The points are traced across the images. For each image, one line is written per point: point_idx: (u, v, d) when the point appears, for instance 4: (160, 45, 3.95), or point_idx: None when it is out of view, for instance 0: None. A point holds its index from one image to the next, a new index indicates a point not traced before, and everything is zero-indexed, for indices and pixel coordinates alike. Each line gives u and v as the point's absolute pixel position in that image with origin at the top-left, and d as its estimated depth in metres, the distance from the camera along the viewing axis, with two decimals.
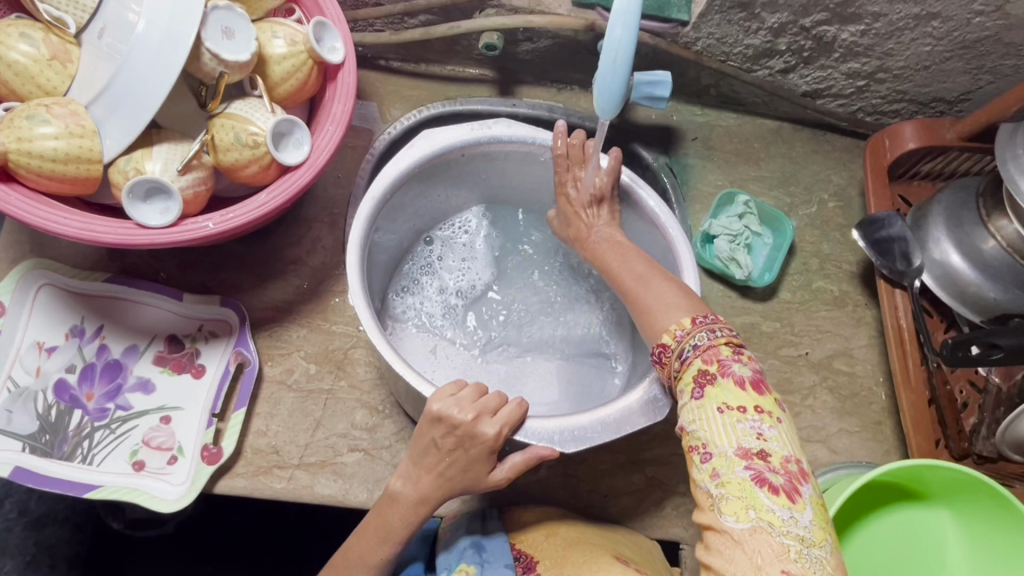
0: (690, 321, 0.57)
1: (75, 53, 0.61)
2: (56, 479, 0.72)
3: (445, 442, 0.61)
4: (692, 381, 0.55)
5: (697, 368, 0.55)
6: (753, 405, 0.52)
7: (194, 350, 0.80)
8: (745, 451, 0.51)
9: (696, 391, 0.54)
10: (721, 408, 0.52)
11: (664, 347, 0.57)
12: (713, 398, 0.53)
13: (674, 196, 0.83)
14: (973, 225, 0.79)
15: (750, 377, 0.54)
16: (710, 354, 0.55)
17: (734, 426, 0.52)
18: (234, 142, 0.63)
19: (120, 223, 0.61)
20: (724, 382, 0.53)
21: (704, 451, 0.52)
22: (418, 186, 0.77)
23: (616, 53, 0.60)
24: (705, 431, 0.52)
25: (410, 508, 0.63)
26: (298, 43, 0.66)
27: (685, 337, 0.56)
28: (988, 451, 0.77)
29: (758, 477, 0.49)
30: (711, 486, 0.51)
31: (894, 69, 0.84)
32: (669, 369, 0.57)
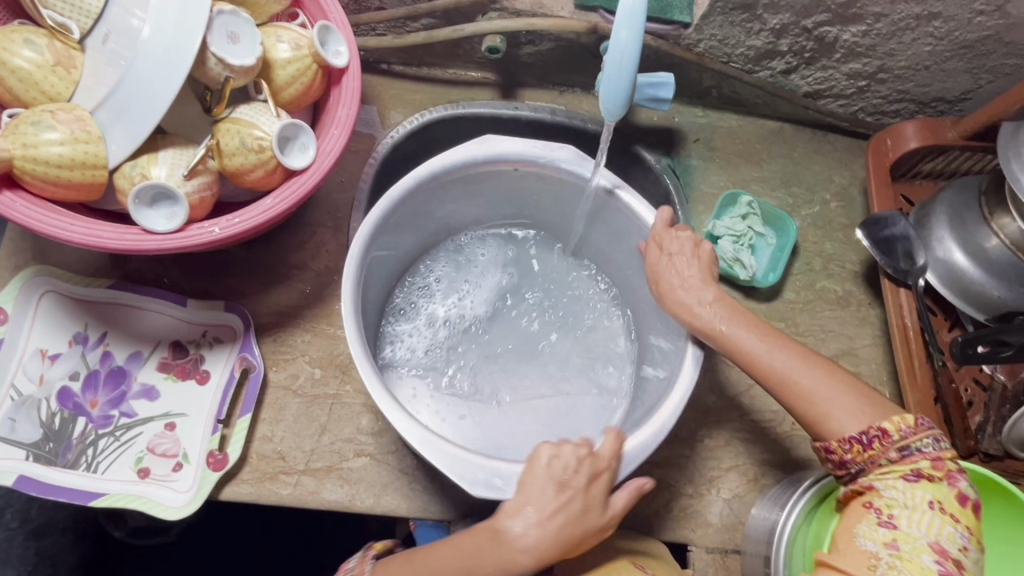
0: (916, 420, 0.61)
1: (79, 59, 0.61)
2: (61, 487, 0.72)
3: (567, 475, 0.60)
4: (908, 470, 0.60)
5: (921, 466, 0.60)
6: (963, 520, 0.58)
7: (198, 355, 0.79)
8: (941, 548, 0.56)
9: (912, 477, 0.60)
10: (934, 504, 0.58)
11: (885, 433, 0.60)
12: (930, 490, 0.59)
13: (679, 199, 0.83)
14: (976, 223, 0.80)
15: (972, 496, 0.59)
16: (940, 463, 0.60)
17: (941, 525, 0.57)
18: (239, 147, 0.62)
19: (126, 229, 0.61)
20: (946, 486, 0.59)
21: (888, 519, 0.59)
22: (418, 207, 0.77)
23: (623, 56, 0.61)
24: (903, 506, 0.59)
25: (512, 552, 0.58)
26: (302, 47, 0.65)
27: (911, 435, 0.60)
28: (995, 448, 0.78)
29: (944, 574, 0.55)
30: (881, 549, 0.57)
31: (895, 69, 0.84)
32: (876, 455, 0.61)
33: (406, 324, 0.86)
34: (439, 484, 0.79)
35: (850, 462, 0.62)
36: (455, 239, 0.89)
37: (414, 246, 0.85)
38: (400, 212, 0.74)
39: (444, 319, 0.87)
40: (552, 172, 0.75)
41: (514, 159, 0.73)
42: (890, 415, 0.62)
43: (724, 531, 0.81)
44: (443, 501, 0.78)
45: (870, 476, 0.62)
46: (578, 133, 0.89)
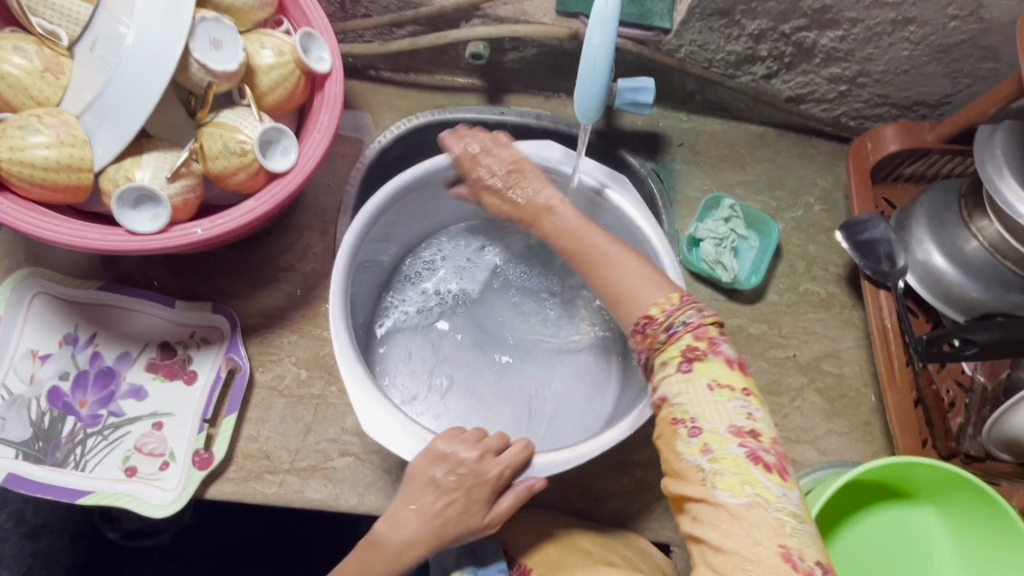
0: (680, 295, 0.57)
1: (67, 65, 0.63)
2: (49, 485, 0.73)
3: (449, 481, 0.63)
4: (678, 355, 0.55)
5: (687, 343, 0.55)
6: (741, 387, 0.53)
7: (186, 356, 0.81)
8: (737, 428, 0.51)
9: (685, 365, 0.54)
10: (712, 384, 0.52)
11: (652, 318, 0.57)
12: (704, 373, 0.53)
13: (662, 203, 0.86)
14: (955, 226, 0.80)
15: (738, 358, 0.54)
16: (700, 331, 0.55)
17: (724, 405, 0.52)
18: (222, 150, 0.64)
19: (111, 230, 0.62)
20: (713, 360, 0.54)
21: (693, 425, 0.52)
22: (410, 203, 0.79)
23: (596, 61, 0.62)
24: (695, 406, 0.52)
25: (392, 554, 0.63)
26: (285, 53, 0.67)
27: (674, 312, 0.56)
28: (975, 450, 0.79)
29: (751, 454, 0.50)
30: (703, 460, 0.51)
31: (874, 73, 0.85)
32: (651, 341, 0.57)
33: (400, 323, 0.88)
34: None
35: (638, 353, 0.58)
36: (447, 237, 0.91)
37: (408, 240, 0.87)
38: (392, 210, 0.76)
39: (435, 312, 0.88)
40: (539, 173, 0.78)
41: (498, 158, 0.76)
42: (665, 294, 0.58)
43: None
44: None
45: (656, 371, 0.56)
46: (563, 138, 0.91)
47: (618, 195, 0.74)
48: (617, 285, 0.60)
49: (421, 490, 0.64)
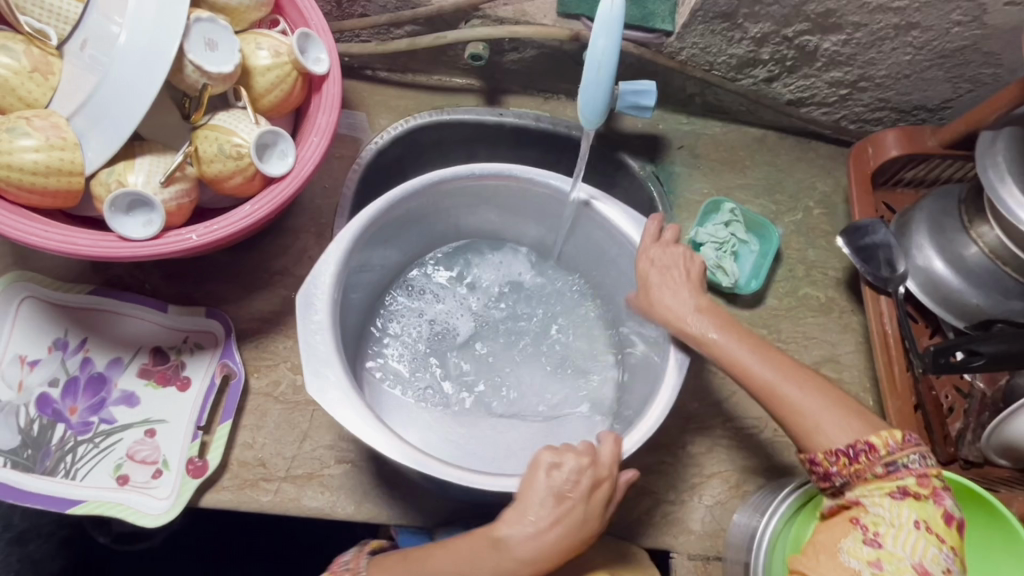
0: (904, 436, 0.61)
1: (57, 65, 0.61)
2: (38, 494, 0.72)
3: (569, 490, 0.59)
4: (892, 488, 0.60)
5: (906, 483, 0.59)
6: (950, 542, 0.57)
7: (179, 362, 0.79)
8: (925, 570, 0.56)
9: (897, 495, 0.59)
10: (920, 524, 0.58)
11: (873, 447, 0.60)
12: (917, 509, 0.58)
13: (662, 206, 0.85)
14: (955, 231, 0.80)
15: (959, 517, 0.59)
16: (926, 479, 0.60)
17: (922, 545, 0.57)
18: (218, 153, 0.62)
19: (103, 235, 0.60)
20: (931, 504, 0.59)
21: (874, 538, 0.58)
22: (404, 220, 0.77)
23: (600, 66, 0.61)
24: (889, 525, 0.58)
25: (514, 561, 0.58)
26: (282, 54, 0.65)
27: (898, 450, 0.60)
28: (974, 455, 0.79)
29: None
30: (866, 569, 0.57)
31: (876, 78, 0.85)
32: (860, 468, 0.60)
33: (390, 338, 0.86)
34: (420, 490, 0.79)
35: (835, 475, 0.61)
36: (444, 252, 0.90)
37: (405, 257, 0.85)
38: (382, 228, 0.74)
39: (428, 330, 0.87)
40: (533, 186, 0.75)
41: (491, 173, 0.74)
42: (879, 429, 0.61)
43: (706, 538, 0.81)
44: (423, 508, 0.78)
45: (854, 491, 0.61)
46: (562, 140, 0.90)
47: (608, 207, 0.73)
48: (807, 420, 0.62)
49: (539, 502, 0.59)
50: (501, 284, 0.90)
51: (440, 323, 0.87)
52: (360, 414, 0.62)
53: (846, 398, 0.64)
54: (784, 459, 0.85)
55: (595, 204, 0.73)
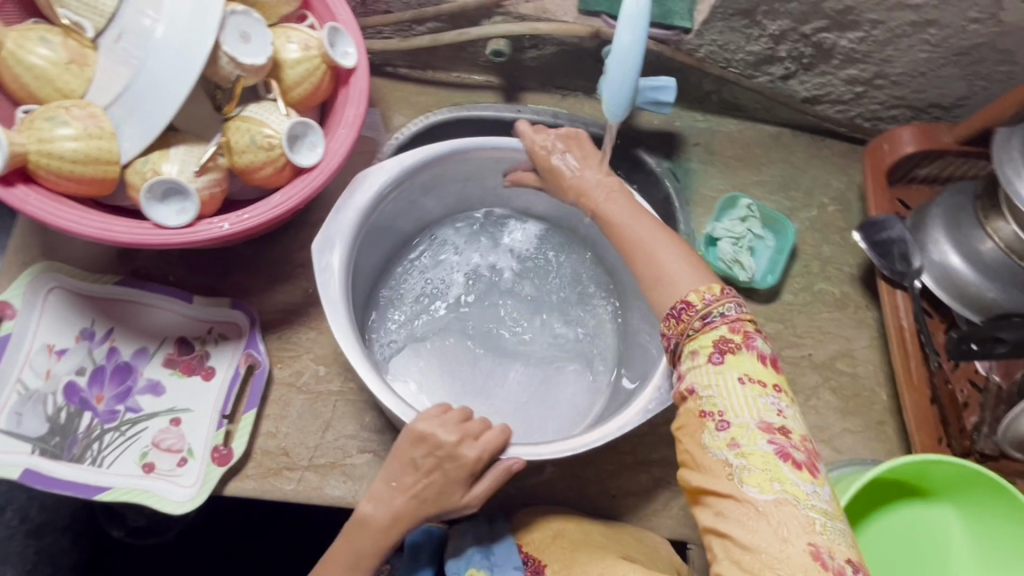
0: (720, 287, 0.60)
1: (93, 57, 0.62)
2: (66, 481, 0.73)
3: (424, 462, 0.64)
4: (711, 345, 0.58)
5: (722, 334, 0.58)
6: (772, 383, 0.56)
7: (204, 352, 0.80)
8: (767, 425, 0.54)
9: (716, 356, 0.57)
10: (743, 379, 0.56)
11: (689, 305, 0.60)
12: (736, 367, 0.56)
13: (678, 203, 0.86)
14: (971, 227, 0.81)
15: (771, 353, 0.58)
16: (737, 325, 0.58)
17: (755, 400, 0.55)
18: (250, 144, 0.64)
19: (137, 223, 0.62)
20: (747, 355, 0.57)
21: (720, 418, 0.55)
22: (410, 189, 0.78)
23: (625, 60, 0.62)
24: (723, 399, 0.56)
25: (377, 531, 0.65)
26: (312, 48, 0.67)
27: (712, 303, 0.59)
28: (991, 449, 0.79)
29: (780, 451, 0.53)
30: (728, 455, 0.54)
31: (892, 75, 0.86)
32: (685, 327, 0.60)
33: (398, 304, 0.88)
34: None
35: (670, 337, 0.61)
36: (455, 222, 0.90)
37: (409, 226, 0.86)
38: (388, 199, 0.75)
39: (430, 298, 0.88)
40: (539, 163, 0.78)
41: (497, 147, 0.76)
42: (705, 283, 0.61)
43: None
44: None
45: (686, 358, 0.59)
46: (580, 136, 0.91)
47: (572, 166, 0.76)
48: (661, 271, 0.63)
49: (399, 470, 0.65)
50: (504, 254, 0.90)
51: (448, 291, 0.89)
52: (361, 365, 0.65)
53: (705, 260, 0.64)
54: None
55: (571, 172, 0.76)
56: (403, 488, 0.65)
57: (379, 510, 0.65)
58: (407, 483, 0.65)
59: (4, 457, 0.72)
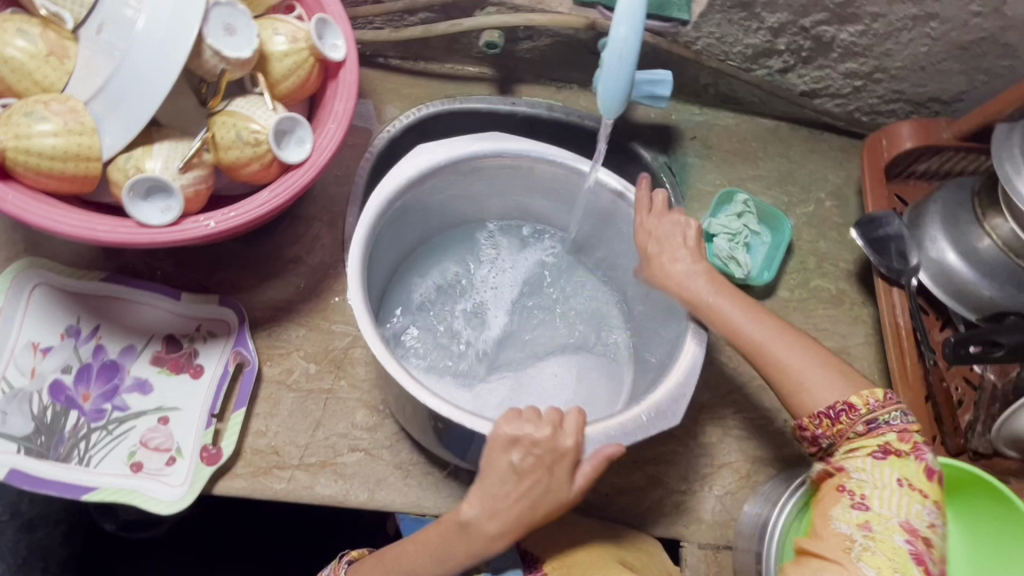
0: (885, 393, 0.63)
1: (73, 50, 0.60)
2: (51, 481, 0.72)
3: (525, 464, 0.59)
4: (874, 446, 0.62)
5: (887, 439, 0.62)
6: (931, 496, 0.60)
7: (192, 350, 0.79)
8: (911, 527, 0.57)
9: (879, 455, 0.62)
10: (902, 481, 0.60)
11: (853, 407, 0.62)
12: (898, 468, 0.61)
13: (673, 194, 0.84)
14: (968, 223, 0.81)
15: (939, 471, 0.61)
16: (906, 435, 0.62)
17: (906, 503, 0.59)
18: (235, 140, 0.62)
19: (120, 221, 0.60)
20: (912, 461, 0.61)
21: (859, 499, 0.59)
22: (422, 195, 0.77)
23: (621, 52, 0.61)
24: (873, 487, 0.60)
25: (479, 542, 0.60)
26: (300, 40, 0.65)
27: (878, 408, 0.62)
28: (984, 447, 0.79)
29: (914, 554, 0.56)
30: (855, 531, 0.58)
31: (891, 69, 0.85)
32: (842, 429, 0.63)
33: (410, 309, 0.86)
34: (433, 479, 0.79)
35: (821, 437, 0.64)
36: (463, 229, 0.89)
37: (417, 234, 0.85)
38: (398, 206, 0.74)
39: (442, 304, 0.87)
40: (541, 165, 0.76)
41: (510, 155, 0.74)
42: (861, 389, 0.63)
43: (717, 527, 0.82)
44: (437, 496, 0.78)
45: (839, 453, 0.64)
46: (576, 130, 0.89)
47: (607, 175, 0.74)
48: (788, 373, 0.64)
49: (500, 479, 0.59)
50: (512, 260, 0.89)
51: (458, 301, 0.87)
52: (393, 367, 0.62)
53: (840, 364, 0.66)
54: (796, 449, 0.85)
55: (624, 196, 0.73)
56: (502, 496, 0.59)
57: (488, 520, 0.59)
58: (508, 491, 0.59)
59: None
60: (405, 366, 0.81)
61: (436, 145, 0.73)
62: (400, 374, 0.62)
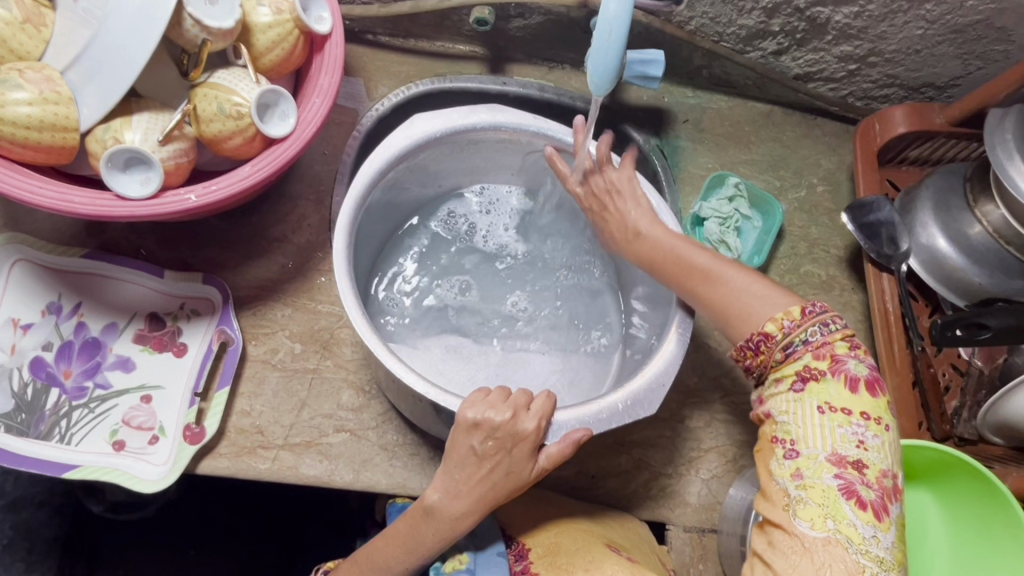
0: (800, 311, 0.60)
1: (49, 17, 0.59)
2: (28, 457, 0.70)
3: (484, 448, 0.62)
4: (794, 373, 0.59)
5: (804, 363, 0.59)
6: (859, 411, 0.56)
7: (176, 328, 0.78)
8: (839, 457, 0.54)
9: (797, 384, 0.58)
10: (823, 407, 0.57)
11: (768, 336, 0.60)
12: (818, 394, 0.57)
13: (665, 179, 0.85)
14: (959, 210, 0.80)
15: (864, 376, 0.57)
16: (822, 350, 0.59)
17: (831, 431, 0.56)
18: (217, 112, 0.61)
19: (99, 194, 0.59)
20: (831, 380, 0.57)
21: (791, 447, 0.56)
22: (415, 167, 0.76)
23: (611, 28, 0.59)
24: (799, 427, 0.57)
25: (447, 521, 0.63)
26: (284, 11, 0.64)
27: (794, 329, 0.59)
28: (969, 433, 0.80)
29: (845, 488, 0.53)
30: (792, 485, 0.55)
31: (886, 52, 0.84)
32: (765, 359, 0.61)
33: (400, 281, 0.86)
34: (420, 459, 0.79)
35: (751, 367, 0.63)
36: (456, 201, 0.88)
37: (410, 205, 0.84)
38: (390, 178, 0.73)
39: (433, 276, 0.87)
40: (535, 140, 0.75)
41: (504, 127, 0.73)
42: (776, 313, 0.61)
43: (702, 511, 0.82)
44: (423, 477, 0.78)
45: (768, 387, 0.61)
46: (567, 111, 0.89)
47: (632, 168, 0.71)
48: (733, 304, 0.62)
49: (461, 462, 0.63)
50: (505, 232, 0.88)
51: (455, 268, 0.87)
52: (374, 343, 0.63)
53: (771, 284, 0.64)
54: None
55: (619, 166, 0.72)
56: (464, 480, 0.63)
57: (450, 502, 0.63)
58: (469, 474, 0.63)
59: None
60: (394, 336, 0.83)
61: (433, 115, 0.72)
62: (380, 351, 0.62)
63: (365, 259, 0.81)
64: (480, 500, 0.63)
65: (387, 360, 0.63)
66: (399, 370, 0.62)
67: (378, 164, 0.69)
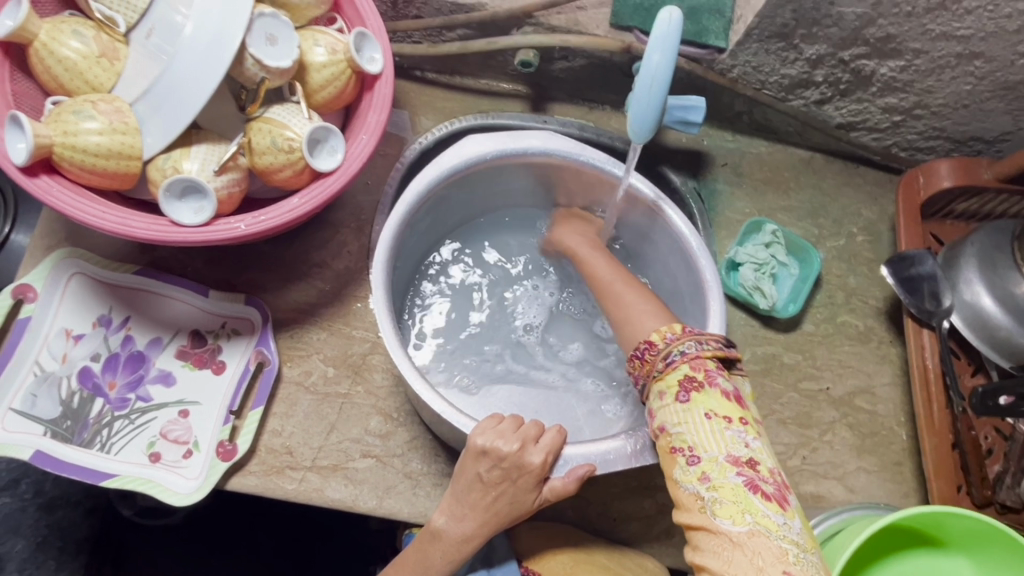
0: (682, 328, 0.61)
1: (123, 51, 0.62)
2: (73, 465, 0.73)
3: (491, 476, 0.62)
4: (676, 384, 0.57)
5: (685, 373, 0.57)
6: (738, 417, 0.56)
7: (216, 345, 0.81)
8: (734, 458, 0.54)
9: (682, 395, 0.57)
10: (708, 415, 0.55)
11: (652, 344, 0.61)
12: (702, 402, 0.56)
13: (701, 223, 0.87)
14: (1007, 268, 0.77)
15: (733, 390, 0.57)
16: (697, 363, 0.58)
17: (722, 433, 0.55)
18: (270, 146, 0.64)
19: (155, 220, 0.62)
20: (710, 391, 0.56)
21: (691, 453, 0.55)
22: (458, 188, 0.78)
23: (653, 79, 0.60)
24: (693, 435, 0.55)
25: (453, 543, 0.64)
26: (338, 52, 0.67)
27: (674, 342, 0.60)
28: (1012, 500, 0.76)
29: (750, 484, 0.53)
30: (700, 488, 0.54)
31: (933, 106, 0.83)
32: (650, 368, 0.60)
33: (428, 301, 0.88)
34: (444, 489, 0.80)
35: (638, 379, 0.62)
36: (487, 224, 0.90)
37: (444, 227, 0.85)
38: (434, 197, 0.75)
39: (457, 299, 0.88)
40: (581, 169, 0.77)
41: (548, 154, 0.75)
42: (660, 327, 0.62)
43: None
44: None
45: (653, 398, 0.59)
46: (604, 150, 0.91)
47: (670, 208, 0.73)
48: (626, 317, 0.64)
49: (469, 486, 0.63)
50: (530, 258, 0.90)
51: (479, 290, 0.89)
52: (402, 361, 0.65)
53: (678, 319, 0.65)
54: (813, 489, 0.83)
55: (661, 206, 0.73)
56: (471, 503, 0.64)
57: (459, 525, 0.64)
58: (475, 499, 0.63)
59: (17, 437, 0.73)
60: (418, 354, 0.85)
61: (485, 137, 0.74)
62: (410, 375, 0.64)
63: (400, 275, 0.82)
64: (485, 523, 0.64)
65: (421, 389, 0.64)
66: (427, 394, 0.64)
67: (427, 182, 0.71)
